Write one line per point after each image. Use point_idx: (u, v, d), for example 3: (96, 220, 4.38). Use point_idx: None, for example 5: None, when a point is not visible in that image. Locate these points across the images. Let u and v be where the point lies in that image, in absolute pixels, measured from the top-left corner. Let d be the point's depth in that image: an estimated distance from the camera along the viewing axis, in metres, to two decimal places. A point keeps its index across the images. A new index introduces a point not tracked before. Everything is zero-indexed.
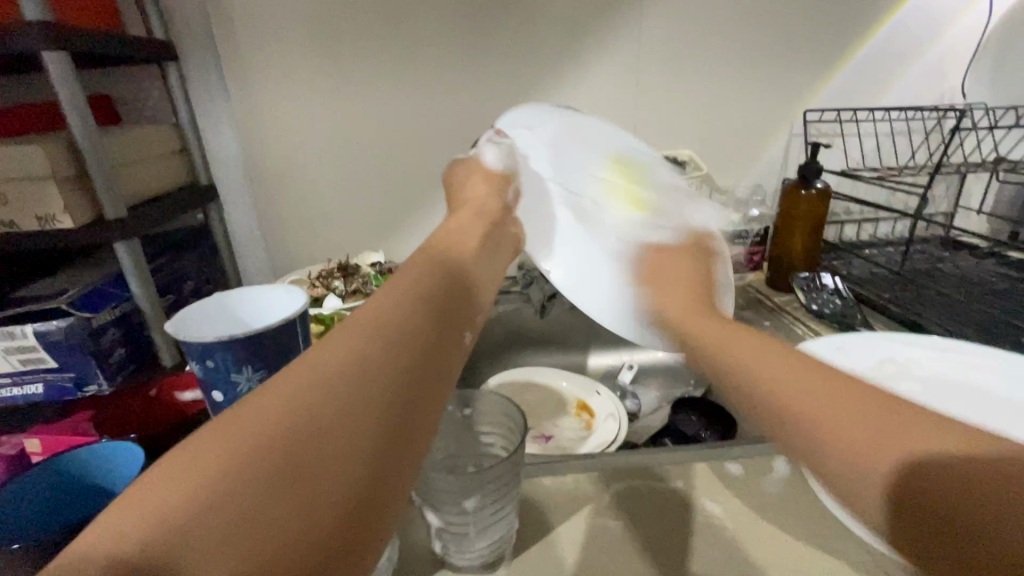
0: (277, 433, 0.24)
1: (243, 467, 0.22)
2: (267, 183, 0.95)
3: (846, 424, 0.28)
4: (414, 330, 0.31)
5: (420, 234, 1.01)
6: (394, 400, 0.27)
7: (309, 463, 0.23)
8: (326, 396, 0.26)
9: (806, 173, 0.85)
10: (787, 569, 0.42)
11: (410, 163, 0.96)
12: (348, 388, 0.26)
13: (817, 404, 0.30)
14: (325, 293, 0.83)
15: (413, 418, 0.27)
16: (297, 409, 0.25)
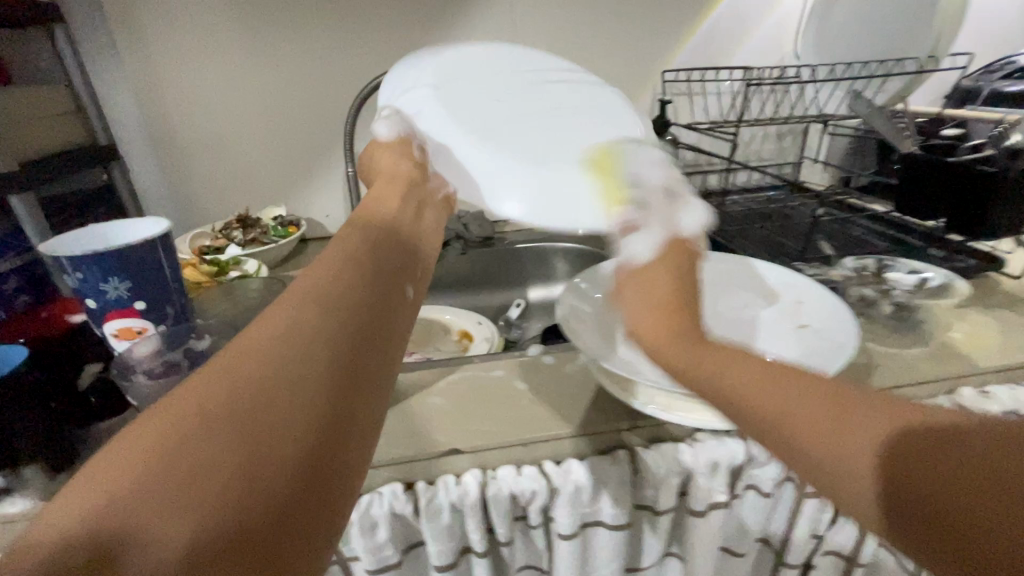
0: (220, 388, 0.26)
1: (197, 429, 0.24)
2: (169, 142, 1.00)
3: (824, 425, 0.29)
4: (359, 298, 0.33)
5: (324, 192, 1.07)
6: (343, 366, 0.29)
7: (251, 416, 0.25)
8: (273, 369, 0.27)
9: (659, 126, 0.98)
10: (565, 423, 0.55)
11: (308, 122, 1.01)
12: (300, 356, 0.28)
13: (734, 393, 0.32)
14: (225, 243, 0.92)
15: (362, 378, 0.30)
16: (248, 381, 0.27)
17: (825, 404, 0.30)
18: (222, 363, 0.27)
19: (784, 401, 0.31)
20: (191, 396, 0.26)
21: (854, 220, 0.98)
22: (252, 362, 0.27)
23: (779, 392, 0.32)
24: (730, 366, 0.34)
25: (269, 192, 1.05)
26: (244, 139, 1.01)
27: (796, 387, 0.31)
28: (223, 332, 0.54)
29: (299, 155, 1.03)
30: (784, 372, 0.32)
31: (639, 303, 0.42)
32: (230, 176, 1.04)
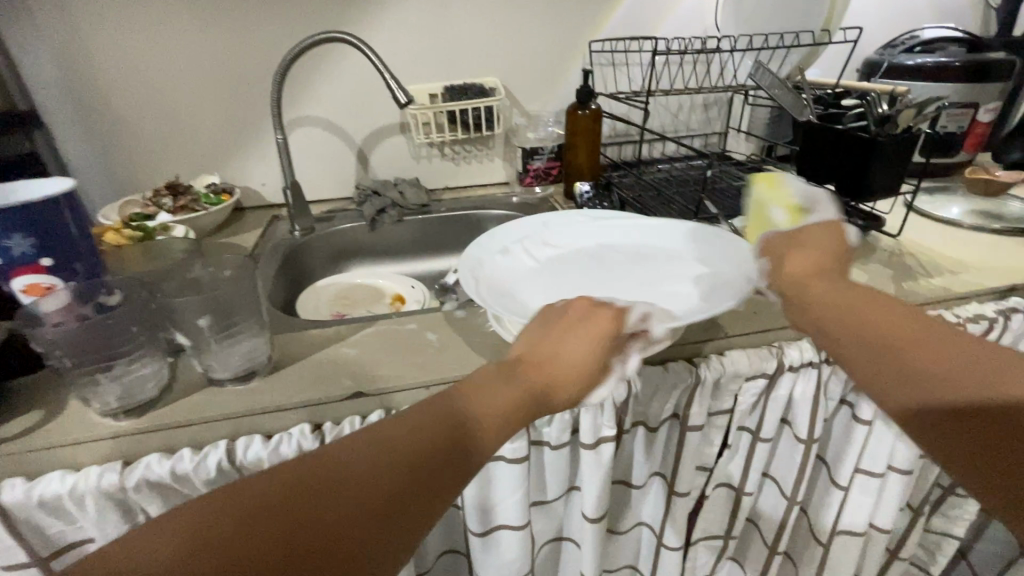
0: (278, 519, 0.34)
1: (247, 549, 0.33)
2: (95, 111, 0.99)
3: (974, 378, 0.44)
4: (403, 468, 0.38)
5: (257, 160, 1.07)
6: (353, 533, 0.35)
7: (290, 560, 0.33)
8: (301, 517, 0.35)
9: (582, 96, 1.02)
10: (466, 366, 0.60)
11: (236, 91, 1.01)
12: (329, 511, 0.35)
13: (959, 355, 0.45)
14: (156, 211, 0.91)
15: (368, 549, 0.36)
16: (278, 521, 0.34)
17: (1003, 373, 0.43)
18: (292, 497, 0.35)
19: (983, 382, 0.43)
20: (234, 513, 0.34)
21: (764, 185, 1.05)
22: (295, 499, 0.35)
23: (975, 381, 0.44)
24: (940, 334, 0.48)
25: (201, 161, 1.05)
26: (172, 108, 1.00)
27: (960, 364, 0.45)
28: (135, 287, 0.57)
29: (229, 124, 1.03)
30: (950, 339, 0.47)
31: (881, 320, 0.50)
32: (161, 145, 1.03)
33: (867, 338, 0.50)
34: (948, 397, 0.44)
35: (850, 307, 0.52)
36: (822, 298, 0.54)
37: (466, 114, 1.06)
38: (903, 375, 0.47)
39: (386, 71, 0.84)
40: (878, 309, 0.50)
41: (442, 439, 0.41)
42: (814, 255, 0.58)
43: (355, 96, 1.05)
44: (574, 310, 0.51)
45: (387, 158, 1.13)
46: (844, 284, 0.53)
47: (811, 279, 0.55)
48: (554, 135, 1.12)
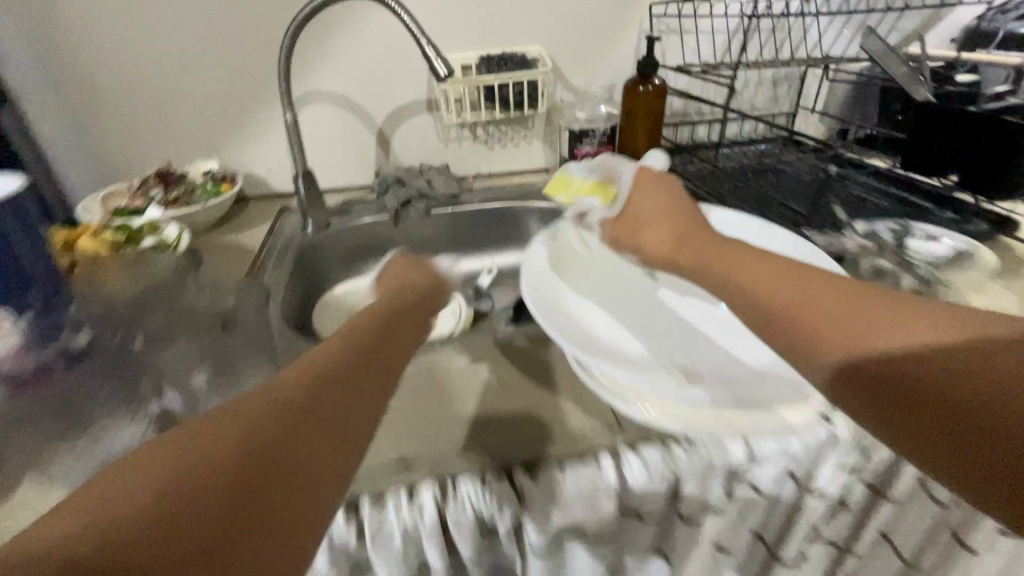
0: (182, 484, 0.26)
1: (171, 495, 0.26)
2: (74, 83, 0.83)
3: (872, 338, 0.33)
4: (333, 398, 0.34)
5: (261, 144, 0.92)
6: (291, 469, 0.30)
7: (197, 535, 0.25)
8: (223, 450, 0.28)
9: (645, 69, 0.86)
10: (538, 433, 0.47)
11: (234, 59, 0.85)
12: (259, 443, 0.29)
13: (841, 310, 0.35)
14: (143, 205, 0.77)
15: (309, 484, 0.30)
16: (205, 456, 0.28)
17: (886, 310, 0.34)
18: (231, 425, 0.30)
19: (876, 330, 0.33)
20: (158, 461, 0.27)
21: (853, 176, 0.90)
22: (220, 433, 0.29)
23: (872, 319, 0.34)
24: (814, 284, 0.37)
25: (197, 144, 0.90)
26: (163, 80, 0.85)
27: (842, 302, 0.35)
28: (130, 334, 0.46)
29: (229, 100, 0.88)
30: (819, 281, 0.37)
31: (762, 273, 0.39)
32: (153, 124, 0.88)
33: (733, 294, 0.40)
34: (844, 354, 0.33)
35: (706, 262, 0.43)
36: (692, 263, 0.44)
37: (505, 90, 0.90)
38: (818, 332, 0.34)
39: (420, 34, 0.68)
40: (743, 262, 0.41)
41: (352, 363, 0.36)
42: (651, 200, 0.51)
43: (375, 67, 0.90)
44: (396, 268, 0.53)
45: (411, 140, 0.98)
46: (687, 245, 0.45)
47: (675, 254, 0.46)
48: (607, 115, 0.96)
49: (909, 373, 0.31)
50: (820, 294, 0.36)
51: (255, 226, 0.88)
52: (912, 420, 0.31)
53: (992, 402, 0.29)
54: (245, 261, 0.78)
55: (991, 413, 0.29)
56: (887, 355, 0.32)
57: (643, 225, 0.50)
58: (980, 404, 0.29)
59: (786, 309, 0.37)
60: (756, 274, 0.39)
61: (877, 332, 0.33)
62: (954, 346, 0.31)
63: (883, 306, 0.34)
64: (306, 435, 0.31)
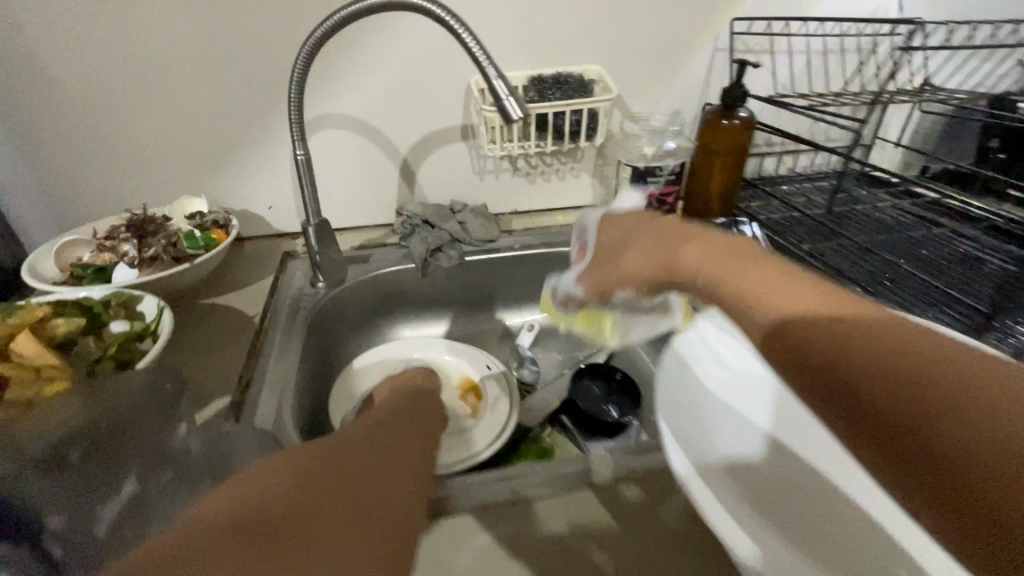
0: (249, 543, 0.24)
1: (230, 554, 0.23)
2: (16, 98, 0.64)
3: (901, 385, 0.24)
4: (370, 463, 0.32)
5: (260, 177, 0.75)
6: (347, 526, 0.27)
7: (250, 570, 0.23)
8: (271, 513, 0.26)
9: (731, 99, 0.72)
10: None
11: (229, 75, 0.67)
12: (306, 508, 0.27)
13: (864, 338, 0.26)
14: (115, 262, 0.61)
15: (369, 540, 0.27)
16: (255, 518, 0.25)
17: (864, 319, 0.27)
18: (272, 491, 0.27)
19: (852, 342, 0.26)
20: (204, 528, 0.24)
21: (964, 231, 0.78)
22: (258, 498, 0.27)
23: (844, 321, 0.27)
24: (837, 300, 0.28)
25: (177, 176, 0.72)
26: (137, 97, 0.67)
27: (845, 313, 0.27)
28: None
29: (222, 124, 0.70)
30: (830, 298, 0.29)
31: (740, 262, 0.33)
32: (122, 150, 0.69)
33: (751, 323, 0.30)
34: (887, 392, 0.25)
35: (687, 262, 0.36)
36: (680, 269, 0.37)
37: (561, 118, 0.75)
38: (852, 367, 0.26)
39: (487, 57, 0.52)
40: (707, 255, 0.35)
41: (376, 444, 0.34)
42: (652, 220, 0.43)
43: (404, 88, 0.74)
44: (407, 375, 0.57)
45: (441, 173, 0.82)
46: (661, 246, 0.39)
47: (657, 262, 0.39)
48: (674, 149, 0.82)
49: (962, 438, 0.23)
50: (846, 319, 0.27)
51: (254, 282, 0.71)
52: (878, 439, 0.25)
53: (975, 439, 0.22)
54: (247, 335, 0.62)
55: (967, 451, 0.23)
56: (940, 404, 0.24)
57: (626, 251, 0.43)
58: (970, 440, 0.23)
59: (748, 301, 0.30)
60: (754, 278, 0.31)
61: (909, 369, 0.25)
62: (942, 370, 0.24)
63: (877, 344, 0.26)
64: (346, 479, 0.30)
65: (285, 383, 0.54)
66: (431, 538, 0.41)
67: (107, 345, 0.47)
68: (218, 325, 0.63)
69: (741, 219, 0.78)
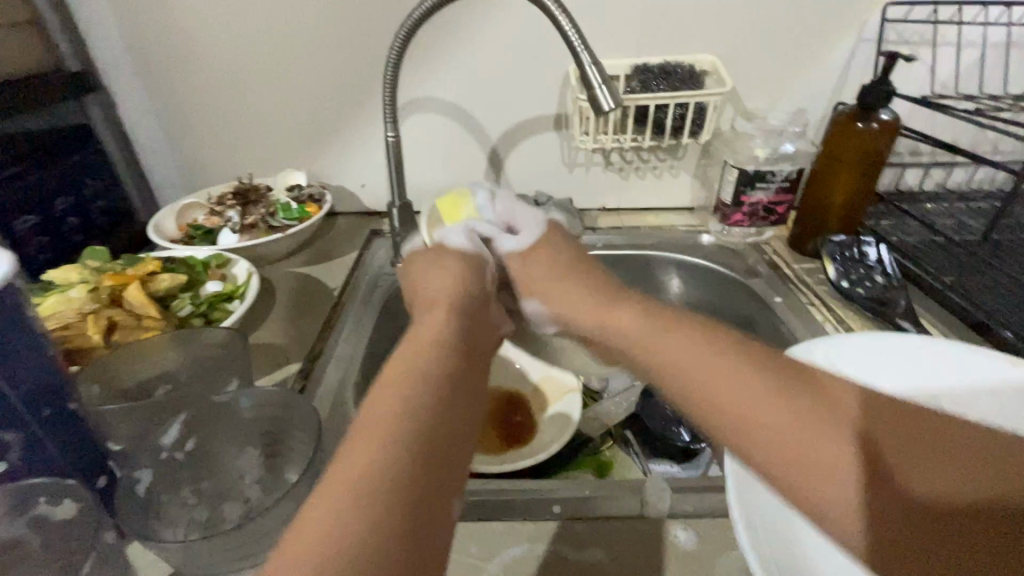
0: (365, 472, 0.26)
1: (363, 484, 0.26)
2: (161, 69, 0.71)
3: (925, 468, 0.32)
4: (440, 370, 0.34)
5: (356, 156, 0.77)
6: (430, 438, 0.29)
7: (370, 502, 0.25)
8: (377, 445, 0.28)
9: (869, 98, 0.62)
10: None
11: (339, 54, 0.70)
12: (397, 422, 0.29)
13: (925, 470, 0.32)
14: (221, 226, 0.67)
15: (452, 440, 0.30)
16: (373, 460, 0.27)
17: (902, 437, 0.33)
18: (379, 424, 0.29)
19: (902, 451, 0.33)
20: (337, 477, 0.26)
21: None
22: (368, 434, 0.28)
23: (891, 418, 0.34)
24: (891, 428, 0.33)
25: (286, 151, 0.77)
26: (257, 73, 0.71)
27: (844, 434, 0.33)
28: (170, 461, 0.40)
29: (328, 101, 0.73)
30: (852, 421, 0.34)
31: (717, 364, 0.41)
32: (242, 122, 0.75)
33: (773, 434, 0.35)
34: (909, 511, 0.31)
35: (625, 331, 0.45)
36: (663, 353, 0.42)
37: (663, 112, 0.69)
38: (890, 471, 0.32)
39: (583, 42, 0.48)
40: (660, 334, 0.42)
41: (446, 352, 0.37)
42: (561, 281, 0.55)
43: (501, 72, 0.72)
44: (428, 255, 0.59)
45: (529, 162, 0.79)
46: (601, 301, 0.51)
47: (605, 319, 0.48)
48: (793, 152, 0.72)
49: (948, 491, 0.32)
50: (893, 443, 0.33)
51: (340, 255, 0.74)
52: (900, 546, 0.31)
53: (973, 493, 0.31)
54: (325, 305, 0.64)
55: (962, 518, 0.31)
56: (932, 475, 0.32)
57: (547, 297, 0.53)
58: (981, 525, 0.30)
59: (761, 431, 0.35)
60: (758, 400, 0.36)
61: (939, 462, 0.32)
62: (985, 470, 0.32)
63: (923, 427, 0.33)
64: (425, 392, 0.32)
65: (350, 357, 0.55)
66: (465, 541, 0.39)
67: (199, 300, 0.52)
68: (302, 293, 0.66)
69: (865, 239, 0.67)
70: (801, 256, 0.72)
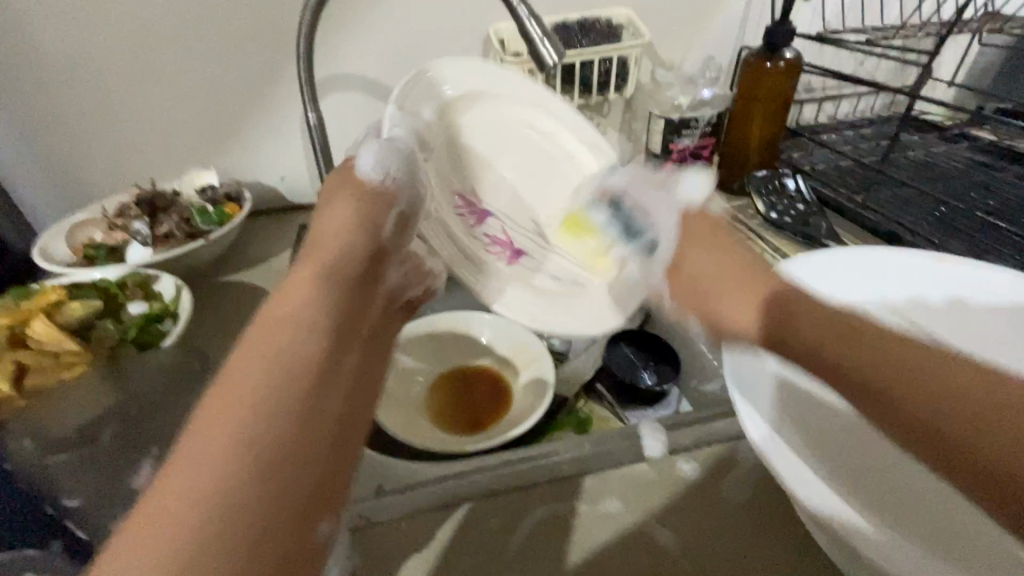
0: (211, 482, 0.23)
1: (206, 506, 0.22)
2: (11, 66, 0.59)
3: (904, 370, 0.25)
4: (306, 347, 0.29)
5: (271, 147, 0.70)
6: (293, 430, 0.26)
7: (209, 532, 0.22)
8: (225, 446, 0.24)
9: (775, 38, 0.67)
10: None
11: (234, 33, 0.63)
12: (258, 417, 0.25)
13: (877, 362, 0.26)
14: (126, 240, 0.59)
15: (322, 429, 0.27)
16: (218, 471, 0.23)
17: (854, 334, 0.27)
18: (228, 417, 0.25)
19: (841, 337, 0.27)
20: (168, 493, 0.22)
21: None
22: (217, 433, 0.24)
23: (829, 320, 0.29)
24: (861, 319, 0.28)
25: (186, 150, 0.69)
26: (137, 62, 0.62)
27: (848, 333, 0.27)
28: (145, 503, 0.37)
29: (229, 89, 0.66)
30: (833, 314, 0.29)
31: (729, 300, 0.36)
32: (127, 121, 0.65)
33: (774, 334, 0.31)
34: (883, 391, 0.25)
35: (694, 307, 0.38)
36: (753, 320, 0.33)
37: (588, 69, 0.69)
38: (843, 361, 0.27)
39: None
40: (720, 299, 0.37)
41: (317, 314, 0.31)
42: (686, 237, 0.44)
43: (418, 41, 0.69)
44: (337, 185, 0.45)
45: None
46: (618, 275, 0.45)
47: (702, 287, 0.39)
48: (710, 98, 0.76)
49: (942, 408, 0.23)
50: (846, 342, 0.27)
51: (273, 257, 0.68)
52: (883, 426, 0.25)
53: (958, 408, 0.23)
54: None
55: (999, 447, 0.22)
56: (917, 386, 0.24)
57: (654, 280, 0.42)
58: (975, 429, 0.23)
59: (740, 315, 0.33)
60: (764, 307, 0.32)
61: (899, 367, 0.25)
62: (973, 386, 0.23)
63: (872, 335, 0.27)
64: (267, 369, 0.27)
65: None
66: (484, 517, 0.38)
67: (125, 325, 0.44)
68: (241, 302, 0.60)
69: (783, 172, 0.73)
70: (729, 195, 0.77)
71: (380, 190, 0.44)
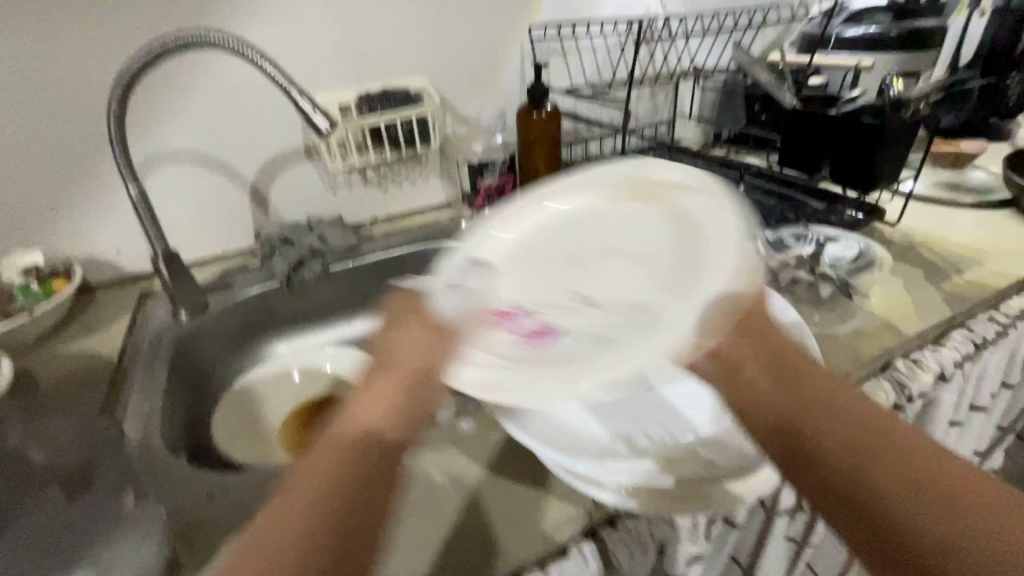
0: (305, 527, 0.30)
1: (292, 545, 0.30)
2: None
3: (921, 504, 0.32)
4: (390, 407, 0.35)
5: (98, 224, 0.74)
6: (358, 492, 0.32)
7: (295, 555, 0.30)
8: (307, 504, 0.31)
9: (536, 95, 0.85)
10: (523, 519, 0.42)
11: (41, 126, 0.67)
12: (337, 486, 0.32)
13: (895, 483, 0.32)
14: None
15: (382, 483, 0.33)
16: (307, 524, 0.30)
17: (906, 448, 0.33)
18: (328, 468, 0.32)
19: (897, 478, 0.32)
20: (283, 523, 0.30)
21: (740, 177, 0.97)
22: (316, 494, 0.31)
23: (861, 432, 0.34)
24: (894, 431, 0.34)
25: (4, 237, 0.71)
26: None
27: (888, 454, 0.33)
28: None
29: (44, 174, 0.70)
30: (894, 440, 0.33)
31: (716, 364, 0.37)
32: None
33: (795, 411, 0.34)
34: (923, 504, 0.32)
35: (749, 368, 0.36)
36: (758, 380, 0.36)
37: (393, 128, 0.83)
38: (881, 463, 0.33)
39: (291, 81, 0.57)
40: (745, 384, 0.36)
41: (412, 385, 0.36)
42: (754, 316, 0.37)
43: (240, 116, 0.78)
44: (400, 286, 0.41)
45: (292, 192, 0.87)
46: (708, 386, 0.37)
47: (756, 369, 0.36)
48: (502, 144, 0.93)
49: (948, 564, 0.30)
50: (887, 466, 0.33)
51: (109, 324, 0.71)
52: (868, 528, 0.32)
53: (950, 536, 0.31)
54: (104, 374, 0.62)
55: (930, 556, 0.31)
56: (931, 536, 0.31)
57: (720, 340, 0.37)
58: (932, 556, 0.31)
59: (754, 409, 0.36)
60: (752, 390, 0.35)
61: (910, 489, 0.32)
62: (930, 497, 0.32)
63: (889, 435, 0.33)
64: (362, 423, 0.34)
65: (147, 408, 0.56)
66: None
67: None
68: (74, 369, 0.63)
69: None
70: None
71: (407, 335, 0.38)
